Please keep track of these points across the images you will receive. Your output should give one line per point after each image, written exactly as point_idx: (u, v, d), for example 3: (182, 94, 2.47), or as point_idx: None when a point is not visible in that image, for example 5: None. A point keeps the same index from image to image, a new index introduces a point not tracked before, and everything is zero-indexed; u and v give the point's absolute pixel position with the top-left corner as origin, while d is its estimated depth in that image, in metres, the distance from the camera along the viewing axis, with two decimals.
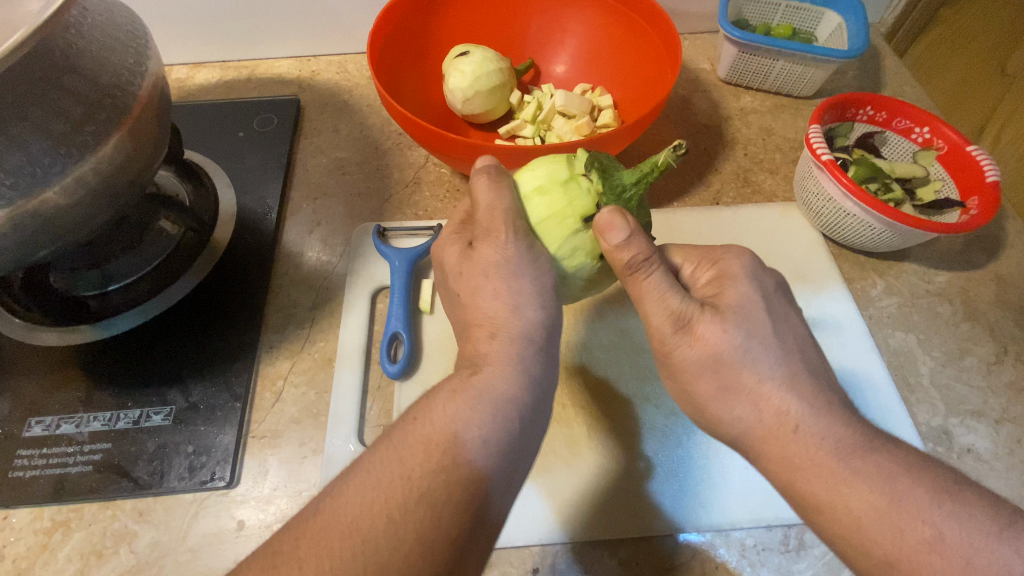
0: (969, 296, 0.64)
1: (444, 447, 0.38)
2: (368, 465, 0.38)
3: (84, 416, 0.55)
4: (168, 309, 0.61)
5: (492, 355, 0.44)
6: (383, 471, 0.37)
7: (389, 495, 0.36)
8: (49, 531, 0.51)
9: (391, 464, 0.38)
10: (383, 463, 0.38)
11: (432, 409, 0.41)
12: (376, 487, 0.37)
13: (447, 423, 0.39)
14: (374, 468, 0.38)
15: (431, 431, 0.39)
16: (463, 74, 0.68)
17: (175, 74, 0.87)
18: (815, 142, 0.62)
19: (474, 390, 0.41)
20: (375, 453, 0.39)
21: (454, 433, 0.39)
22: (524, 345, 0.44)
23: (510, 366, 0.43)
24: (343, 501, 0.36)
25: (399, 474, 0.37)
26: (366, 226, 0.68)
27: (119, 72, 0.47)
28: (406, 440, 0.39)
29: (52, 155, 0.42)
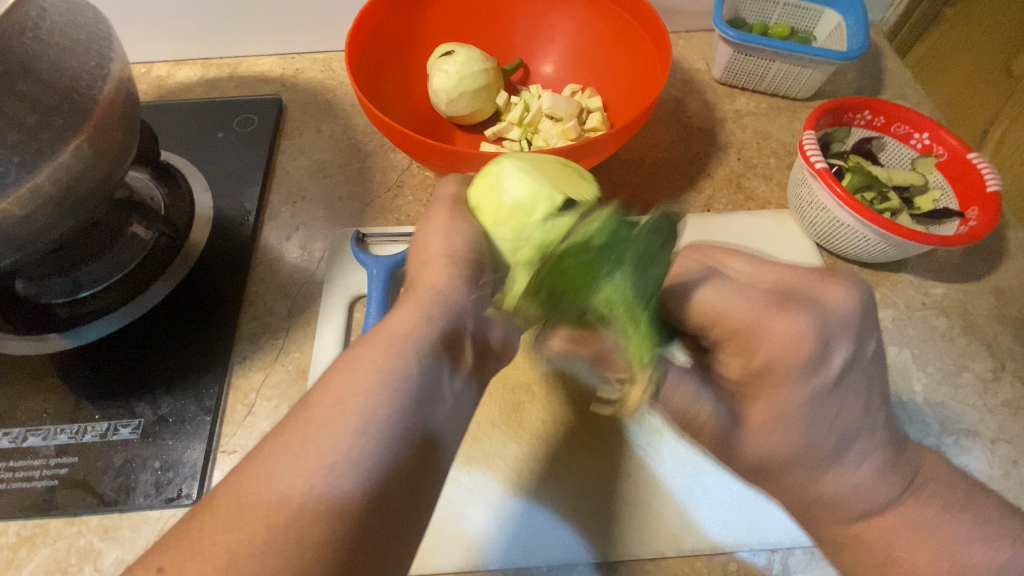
0: (967, 309, 0.62)
1: (368, 397, 0.35)
2: (284, 433, 0.34)
3: (51, 428, 0.53)
4: (139, 318, 0.59)
5: (407, 306, 0.41)
6: (305, 434, 0.34)
7: (318, 458, 0.33)
8: (14, 547, 0.49)
9: (315, 425, 0.34)
10: (304, 425, 0.35)
11: (346, 362, 0.37)
12: (298, 455, 0.33)
13: (366, 373, 0.36)
14: (295, 434, 0.34)
15: (349, 384, 0.36)
16: (447, 74, 0.66)
17: (155, 72, 0.85)
18: (809, 149, 0.60)
19: (391, 340, 0.38)
20: (291, 417, 0.36)
21: (376, 382, 0.36)
22: (450, 298, 0.42)
23: (432, 315, 0.40)
24: (265, 474, 0.33)
25: (323, 433, 0.34)
26: (345, 232, 0.66)
27: (79, 77, 0.45)
28: (323, 398, 0.36)
29: (6, 165, 0.41)
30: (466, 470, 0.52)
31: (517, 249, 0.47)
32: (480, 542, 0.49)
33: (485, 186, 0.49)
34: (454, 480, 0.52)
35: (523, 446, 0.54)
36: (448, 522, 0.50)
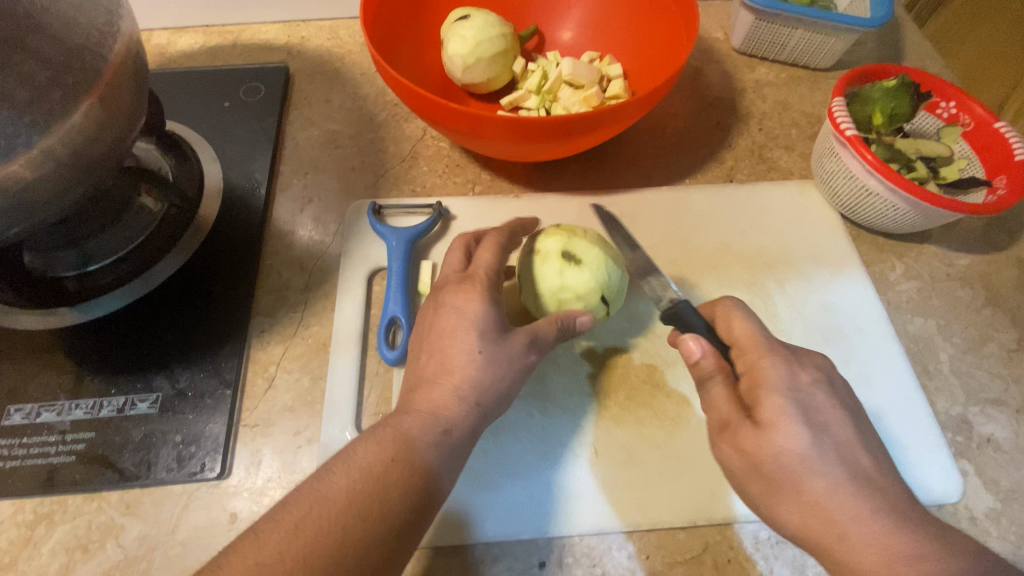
0: (990, 280, 0.62)
1: (340, 513, 0.36)
2: (234, 556, 0.34)
3: (65, 403, 0.52)
4: (151, 291, 0.58)
5: (381, 433, 0.41)
6: (265, 560, 0.34)
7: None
8: (32, 524, 0.48)
9: (281, 548, 0.34)
10: (268, 549, 0.34)
11: (346, 456, 0.39)
12: (313, 497, 0.37)
13: (336, 502, 0.36)
14: (257, 552, 0.34)
15: (318, 512, 0.36)
16: (463, 39, 0.64)
17: (155, 40, 0.81)
18: (839, 116, 0.59)
19: (362, 470, 0.38)
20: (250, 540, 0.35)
21: (344, 497, 0.37)
22: (433, 425, 0.42)
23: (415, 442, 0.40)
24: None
25: (285, 563, 0.33)
26: (361, 204, 0.65)
27: (88, 33, 0.43)
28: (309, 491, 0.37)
29: (16, 125, 0.39)
30: (495, 441, 0.52)
31: (588, 278, 0.52)
32: (507, 511, 0.49)
33: (594, 252, 0.54)
34: (482, 451, 0.51)
35: (551, 418, 0.52)
36: (479, 491, 0.50)
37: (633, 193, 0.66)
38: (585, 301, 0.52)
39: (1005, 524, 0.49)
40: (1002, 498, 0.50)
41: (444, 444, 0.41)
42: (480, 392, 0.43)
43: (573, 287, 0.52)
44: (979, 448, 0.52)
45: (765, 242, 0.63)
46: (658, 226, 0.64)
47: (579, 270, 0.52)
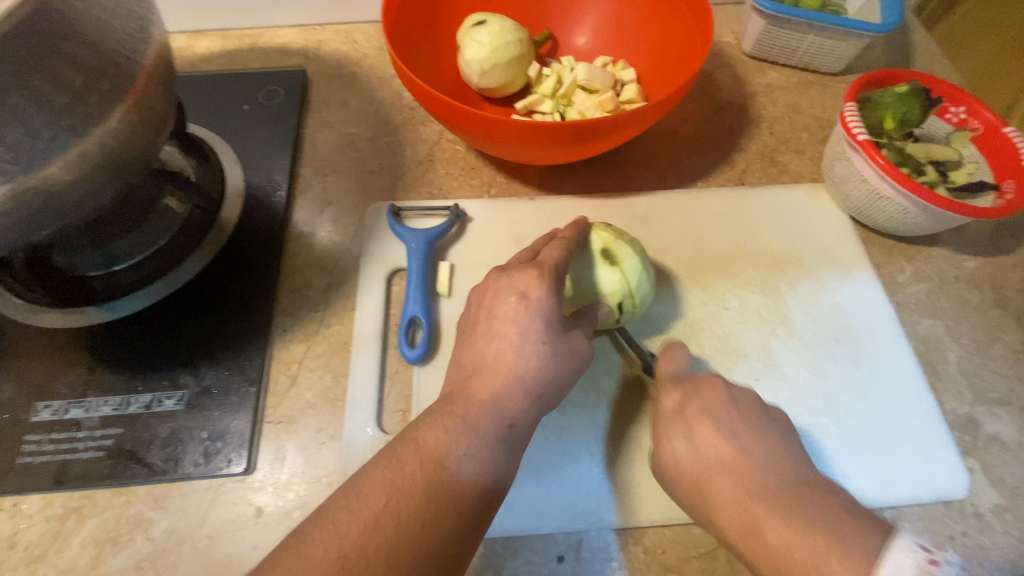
0: (998, 282, 0.63)
1: (418, 502, 0.37)
2: (315, 541, 0.34)
3: (93, 400, 0.53)
4: (175, 291, 0.59)
5: (448, 424, 0.42)
6: (347, 554, 0.34)
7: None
8: (62, 518, 0.49)
9: (362, 540, 0.34)
10: (348, 540, 0.34)
11: (412, 442, 0.40)
12: (384, 486, 0.37)
13: (411, 499, 0.37)
14: (340, 544, 0.34)
15: (396, 506, 0.36)
16: (480, 44, 0.65)
17: (174, 43, 0.83)
18: (851, 121, 0.60)
19: (433, 460, 0.39)
20: (328, 530, 0.35)
21: (416, 485, 0.38)
22: (498, 417, 0.43)
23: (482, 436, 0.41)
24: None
25: (367, 556, 0.34)
26: (379, 206, 0.66)
27: (122, 39, 0.44)
28: (378, 479, 0.38)
29: (54, 129, 0.40)
30: None
31: (608, 264, 0.54)
32: (525, 506, 0.50)
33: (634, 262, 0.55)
34: None
35: (567, 416, 0.54)
36: None
37: (647, 196, 0.67)
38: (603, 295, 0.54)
39: (1010, 520, 0.50)
40: (1007, 495, 0.51)
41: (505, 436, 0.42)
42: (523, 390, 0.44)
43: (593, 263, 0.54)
44: (986, 446, 0.53)
45: (777, 244, 0.64)
46: (670, 228, 0.65)
47: (615, 269, 0.54)
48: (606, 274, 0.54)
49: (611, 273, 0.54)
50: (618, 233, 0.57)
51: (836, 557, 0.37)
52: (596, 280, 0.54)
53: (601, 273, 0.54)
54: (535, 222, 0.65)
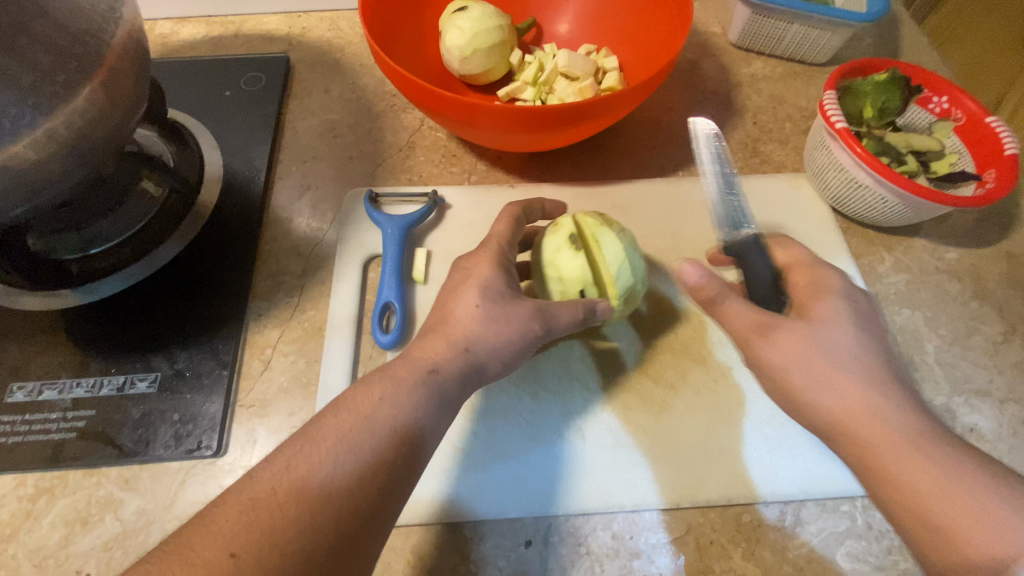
0: (979, 274, 0.62)
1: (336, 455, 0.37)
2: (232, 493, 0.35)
3: (66, 381, 0.53)
4: (151, 274, 0.59)
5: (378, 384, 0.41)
6: (260, 497, 0.34)
7: (276, 523, 0.33)
8: (33, 498, 0.49)
9: (275, 483, 0.35)
10: (262, 486, 0.35)
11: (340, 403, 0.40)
12: (304, 443, 0.37)
13: (326, 448, 0.37)
14: (251, 488, 0.35)
15: (310, 451, 0.37)
16: (460, 30, 0.64)
17: (158, 30, 0.83)
18: (830, 109, 0.59)
19: (358, 414, 0.39)
20: (247, 483, 0.35)
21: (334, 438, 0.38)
22: (420, 365, 0.43)
23: (407, 389, 0.41)
24: (220, 531, 0.33)
25: (277, 501, 0.34)
26: (358, 192, 0.66)
27: (91, 18, 0.44)
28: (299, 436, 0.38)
29: (20, 106, 0.40)
30: (484, 424, 0.53)
31: (571, 250, 0.54)
32: (495, 491, 0.50)
33: (615, 248, 0.54)
34: (471, 433, 0.52)
35: (539, 401, 0.54)
36: (468, 471, 0.51)
37: (625, 184, 0.67)
38: (564, 281, 0.54)
39: None
40: None
41: (431, 383, 0.42)
42: (456, 349, 0.45)
43: (555, 248, 0.54)
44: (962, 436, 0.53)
45: None
46: (649, 217, 0.65)
47: (575, 254, 0.53)
48: (565, 259, 0.54)
49: (574, 259, 0.53)
50: (594, 222, 0.56)
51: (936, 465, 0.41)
52: (555, 264, 0.54)
53: (559, 258, 0.54)
54: None
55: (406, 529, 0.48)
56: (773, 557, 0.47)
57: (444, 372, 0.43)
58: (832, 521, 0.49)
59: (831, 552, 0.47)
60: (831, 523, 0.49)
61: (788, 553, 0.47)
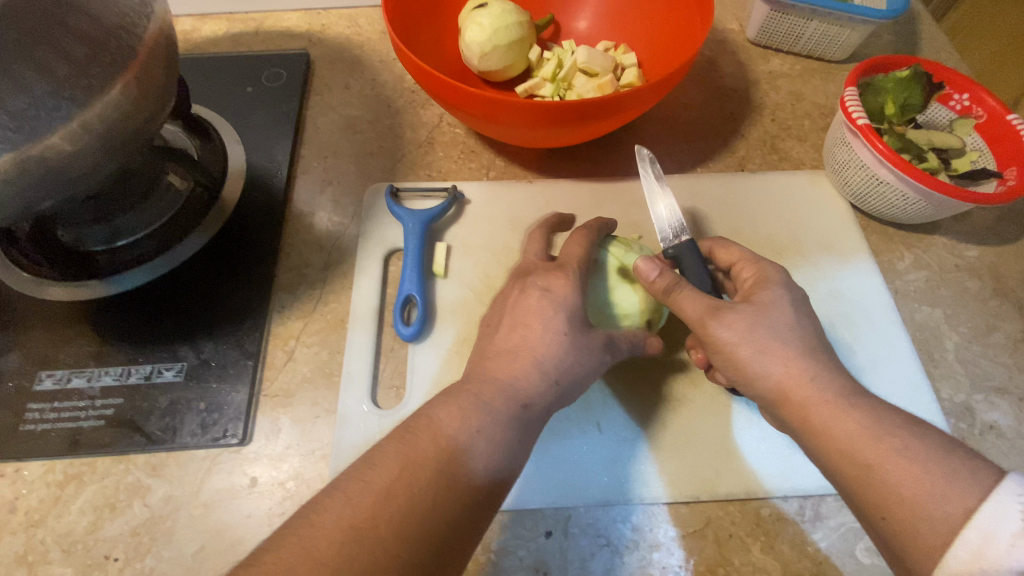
0: (999, 272, 0.62)
1: (429, 476, 0.37)
2: (327, 512, 0.34)
3: (95, 370, 0.54)
4: (176, 267, 0.60)
5: (470, 407, 0.41)
6: (361, 518, 0.34)
7: (378, 549, 0.33)
8: (62, 484, 0.50)
9: (373, 504, 0.35)
10: (360, 506, 0.35)
11: (425, 421, 0.40)
12: (393, 463, 0.37)
13: (424, 477, 0.37)
14: (350, 507, 0.35)
15: (408, 479, 0.36)
16: (481, 26, 0.65)
17: (181, 26, 0.84)
18: (851, 105, 0.59)
19: (449, 444, 0.39)
20: (342, 501, 0.35)
21: (426, 459, 0.38)
22: (512, 397, 0.43)
23: (500, 420, 0.41)
24: (320, 553, 0.32)
25: (378, 525, 0.34)
26: (378, 187, 0.66)
27: (123, 13, 0.45)
28: (389, 456, 0.38)
29: (56, 98, 0.42)
30: None
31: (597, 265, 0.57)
32: (515, 481, 0.50)
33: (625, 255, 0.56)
34: None
35: None
36: None
37: None
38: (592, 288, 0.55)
39: None
40: None
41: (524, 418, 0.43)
42: (527, 363, 0.45)
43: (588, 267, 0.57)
44: (981, 434, 0.53)
45: (776, 230, 0.64)
46: None
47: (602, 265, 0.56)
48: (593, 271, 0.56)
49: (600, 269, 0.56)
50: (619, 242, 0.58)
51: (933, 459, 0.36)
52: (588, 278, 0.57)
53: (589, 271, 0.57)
54: (533, 205, 0.65)
55: None
56: (792, 551, 0.47)
57: (536, 407, 0.44)
58: (851, 516, 0.49)
59: (851, 546, 0.47)
60: (850, 518, 0.49)
61: (808, 546, 0.47)
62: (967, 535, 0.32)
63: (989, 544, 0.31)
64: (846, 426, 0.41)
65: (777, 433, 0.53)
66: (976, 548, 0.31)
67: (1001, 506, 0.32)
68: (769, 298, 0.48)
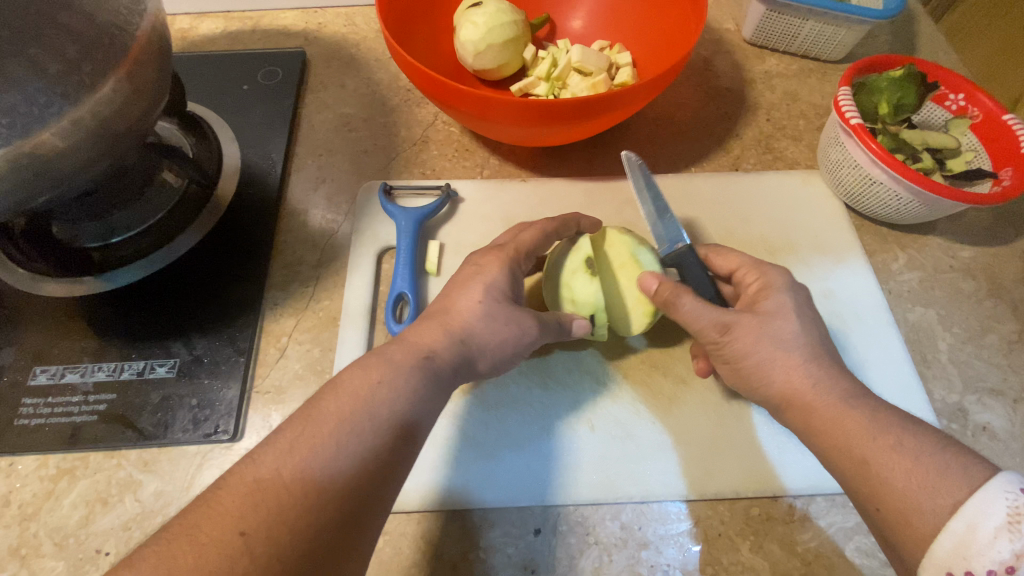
0: (994, 273, 0.62)
1: (336, 438, 0.36)
2: (233, 478, 0.34)
3: (88, 365, 0.55)
4: (170, 263, 0.60)
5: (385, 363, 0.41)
6: (264, 479, 0.34)
7: (279, 508, 0.33)
8: (55, 478, 0.51)
9: (279, 467, 0.34)
10: (265, 469, 0.34)
11: (338, 386, 0.39)
12: (305, 429, 0.36)
13: (328, 424, 0.37)
14: (254, 471, 0.34)
15: (318, 441, 0.36)
16: (475, 25, 0.65)
17: (178, 25, 0.84)
18: (845, 105, 0.59)
19: (354, 396, 0.38)
20: (249, 464, 0.35)
21: (337, 423, 0.37)
22: None
23: (405, 373, 0.41)
24: (223, 513, 0.32)
25: (280, 485, 0.33)
26: (372, 185, 0.67)
27: (117, 11, 0.46)
28: (300, 423, 0.37)
29: (49, 95, 0.42)
30: (496, 414, 0.53)
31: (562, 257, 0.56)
32: (504, 479, 0.51)
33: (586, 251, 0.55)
34: (484, 424, 0.53)
35: (549, 392, 0.54)
36: (480, 460, 0.51)
37: None
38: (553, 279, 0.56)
39: None
40: None
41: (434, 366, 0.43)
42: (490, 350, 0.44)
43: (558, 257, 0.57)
44: (974, 435, 0.53)
45: (768, 229, 0.64)
46: None
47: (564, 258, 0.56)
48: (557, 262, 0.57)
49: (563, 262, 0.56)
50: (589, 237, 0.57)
51: (922, 455, 0.36)
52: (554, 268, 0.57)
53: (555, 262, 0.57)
54: (526, 204, 0.65)
55: (417, 515, 0.49)
56: (781, 550, 0.47)
57: None
58: (841, 516, 0.49)
59: (841, 547, 0.47)
60: (840, 518, 0.49)
61: (797, 546, 0.47)
62: (953, 525, 0.33)
63: (974, 534, 0.32)
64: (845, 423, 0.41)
65: (767, 433, 0.53)
66: (961, 536, 0.32)
67: (987, 498, 0.32)
68: (774, 306, 0.47)
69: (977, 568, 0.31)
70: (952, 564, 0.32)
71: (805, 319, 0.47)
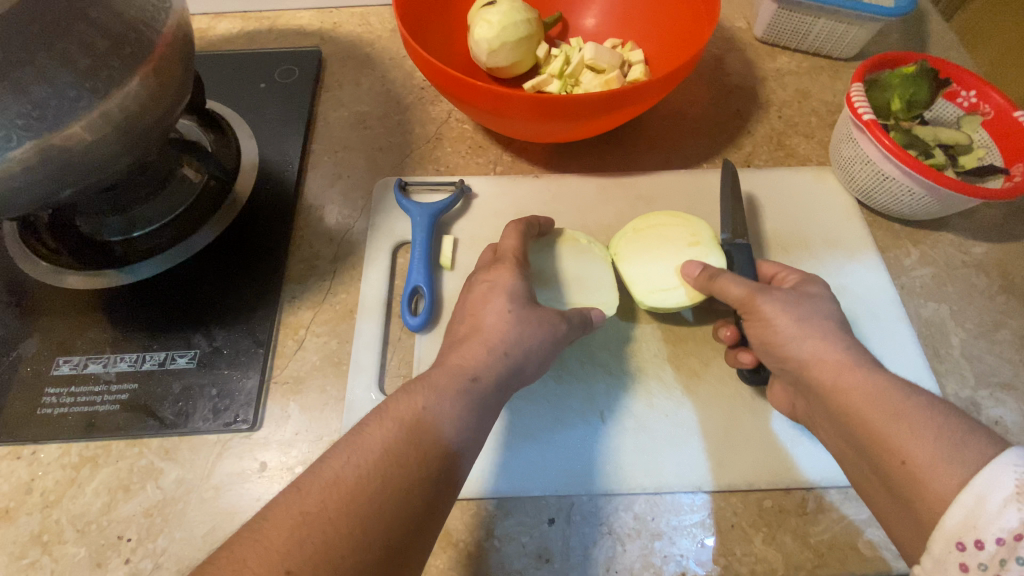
0: (1006, 269, 0.62)
1: (378, 467, 0.36)
2: (279, 507, 0.34)
3: (111, 356, 0.56)
4: (190, 257, 0.61)
5: (416, 394, 0.41)
6: (310, 510, 0.34)
7: (327, 537, 0.32)
8: (77, 466, 0.52)
9: (323, 496, 0.34)
10: (311, 499, 0.34)
11: (378, 415, 0.39)
12: (350, 459, 0.36)
13: (367, 456, 0.36)
14: (301, 501, 0.34)
15: (367, 472, 0.36)
16: (489, 23, 0.66)
17: (197, 25, 0.86)
18: (857, 100, 0.59)
19: (399, 422, 0.38)
20: (294, 495, 0.34)
21: (380, 453, 0.37)
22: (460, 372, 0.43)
23: (445, 399, 0.41)
24: (272, 544, 0.32)
25: (327, 514, 0.33)
26: (387, 181, 0.68)
27: (143, 7, 0.47)
28: (342, 452, 0.37)
29: (78, 89, 0.43)
30: (510, 406, 0.54)
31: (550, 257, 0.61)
32: (519, 470, 0.51)
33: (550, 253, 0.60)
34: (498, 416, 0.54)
35: (563, 385, 0.55)
36: (494, 451, 0.52)
37: (650, 176, 0.68)
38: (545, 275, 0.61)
39: None
40: None
41: (470, 394, 0.42)
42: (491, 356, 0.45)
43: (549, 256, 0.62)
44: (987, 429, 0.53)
45: (781, 225, 0.64)
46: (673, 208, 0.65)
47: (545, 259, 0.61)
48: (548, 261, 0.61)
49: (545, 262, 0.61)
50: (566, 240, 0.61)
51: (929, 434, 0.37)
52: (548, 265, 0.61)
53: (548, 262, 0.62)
54: (539, 199, 0.66)
55: None
56: (794, 542, 0.48)
57: None
58: (854, 509, 0.49)
59: (853, 540, 0.48)
60: (853, 511, 0.49)
61: (810, 537, 0.48)
62: (962, 499, 0.33)
63: (982, 507, 0.32)
64: (854, 413, 0.41)
65: (779, 426, 0.53)
66: (970, 509, 0.33)
67: (995, 472, 0.32)
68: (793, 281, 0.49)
69: (986, 536, 0.32)
70: (962, 535, 0.33)
71: (816, 312, 0.48)
